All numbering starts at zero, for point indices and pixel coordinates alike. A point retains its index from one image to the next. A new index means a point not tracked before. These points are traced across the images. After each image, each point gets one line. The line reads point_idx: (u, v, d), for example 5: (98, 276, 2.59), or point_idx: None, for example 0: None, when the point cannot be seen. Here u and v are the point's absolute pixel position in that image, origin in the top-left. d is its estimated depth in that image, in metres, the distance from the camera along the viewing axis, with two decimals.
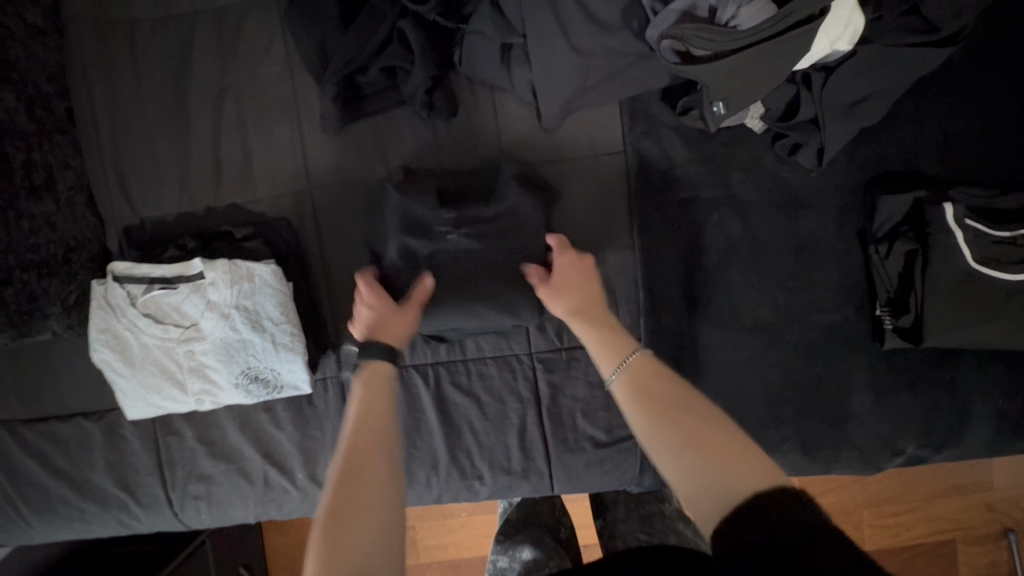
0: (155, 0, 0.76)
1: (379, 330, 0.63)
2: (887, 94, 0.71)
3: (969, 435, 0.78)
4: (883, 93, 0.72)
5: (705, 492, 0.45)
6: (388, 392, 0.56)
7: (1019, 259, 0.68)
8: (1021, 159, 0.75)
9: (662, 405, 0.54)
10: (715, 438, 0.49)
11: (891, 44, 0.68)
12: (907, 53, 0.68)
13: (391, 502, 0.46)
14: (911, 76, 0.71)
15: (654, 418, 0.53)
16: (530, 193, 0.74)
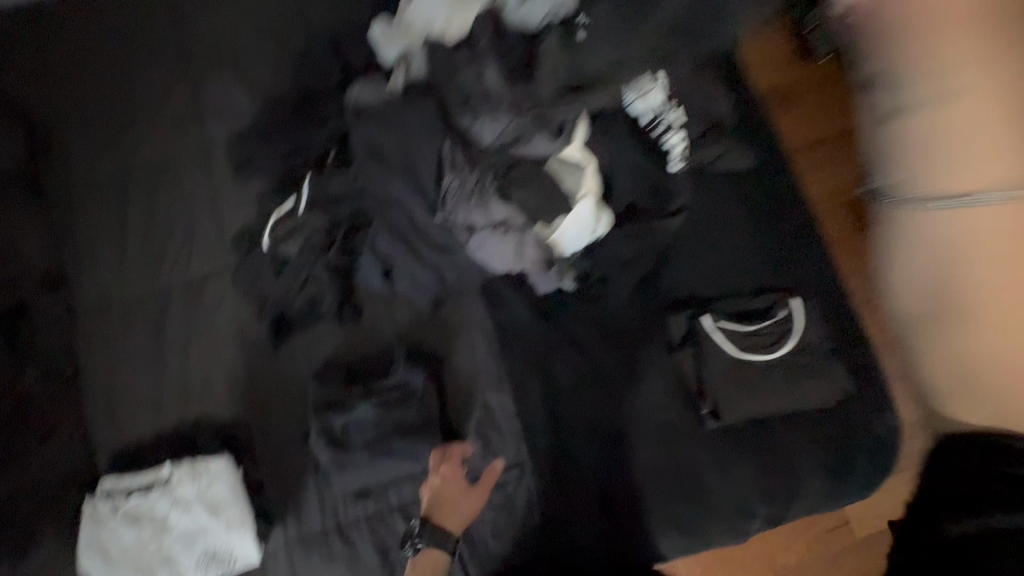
0: (143, 283, 1.09)
1: (442, 514, 0.92)
2: (649, 250, 1.03)
3: (803, 487, 0.96)
4: (647, 249, 1.03)
5: None
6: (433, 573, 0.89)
7: (764, 344, 0.96)
8: (760, 271, 1.05)
9: None
10: None
11: (637, 220, 1.02)
12: (650, 224, 1.01)
13: None
14: (661, 235, 1.02)
15: None
16: (417, 365, 1.00)
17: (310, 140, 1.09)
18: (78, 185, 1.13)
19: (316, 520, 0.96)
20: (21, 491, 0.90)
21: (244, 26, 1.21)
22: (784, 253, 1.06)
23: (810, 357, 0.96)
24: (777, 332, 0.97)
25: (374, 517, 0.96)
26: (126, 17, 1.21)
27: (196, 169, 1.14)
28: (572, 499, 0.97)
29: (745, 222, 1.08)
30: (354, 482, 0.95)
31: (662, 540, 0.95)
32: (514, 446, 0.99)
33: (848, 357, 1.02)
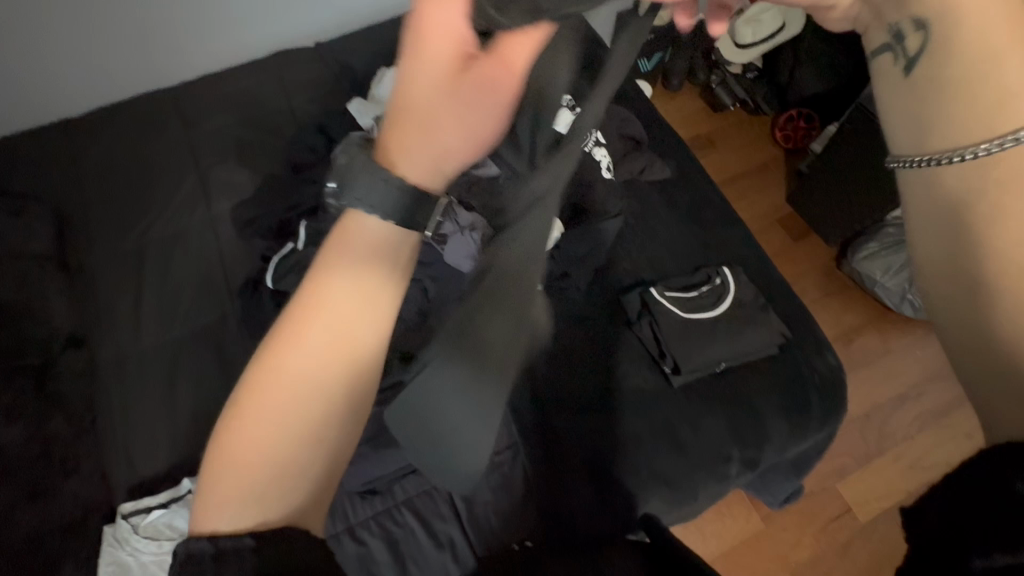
0: (156, 333, 1.20)
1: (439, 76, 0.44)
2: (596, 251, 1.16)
3: (768, 427, 1.07)
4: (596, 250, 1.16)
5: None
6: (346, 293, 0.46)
7: (703, 305, 1.16)
8: (690, 256, 1.25)
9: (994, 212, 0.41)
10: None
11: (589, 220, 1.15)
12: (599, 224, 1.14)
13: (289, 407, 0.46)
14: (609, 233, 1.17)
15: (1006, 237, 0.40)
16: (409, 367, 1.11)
17: (302, 195, 1.29)
18: (100, 261, 1.27)
19: (327, 526, 1.00)
20: (47, 526, 0.94)
21: (240, 117, 1.42)
22: (708, 238, 1.27)
23: (742, 310, 1.15)
24: (713, 294, 1.17)
25: (382, 514, 1.02)
26: (139, 119, 1.40)
27: (202, 234, 1.30)
28: (563, 469, 1.05)
29: (674, 218, 1.30)
30: (360, 479, 1.02)
31: (650, 497, 1.02)
32: (505, 430, 1.09)
33: (780, 312, 1.19)
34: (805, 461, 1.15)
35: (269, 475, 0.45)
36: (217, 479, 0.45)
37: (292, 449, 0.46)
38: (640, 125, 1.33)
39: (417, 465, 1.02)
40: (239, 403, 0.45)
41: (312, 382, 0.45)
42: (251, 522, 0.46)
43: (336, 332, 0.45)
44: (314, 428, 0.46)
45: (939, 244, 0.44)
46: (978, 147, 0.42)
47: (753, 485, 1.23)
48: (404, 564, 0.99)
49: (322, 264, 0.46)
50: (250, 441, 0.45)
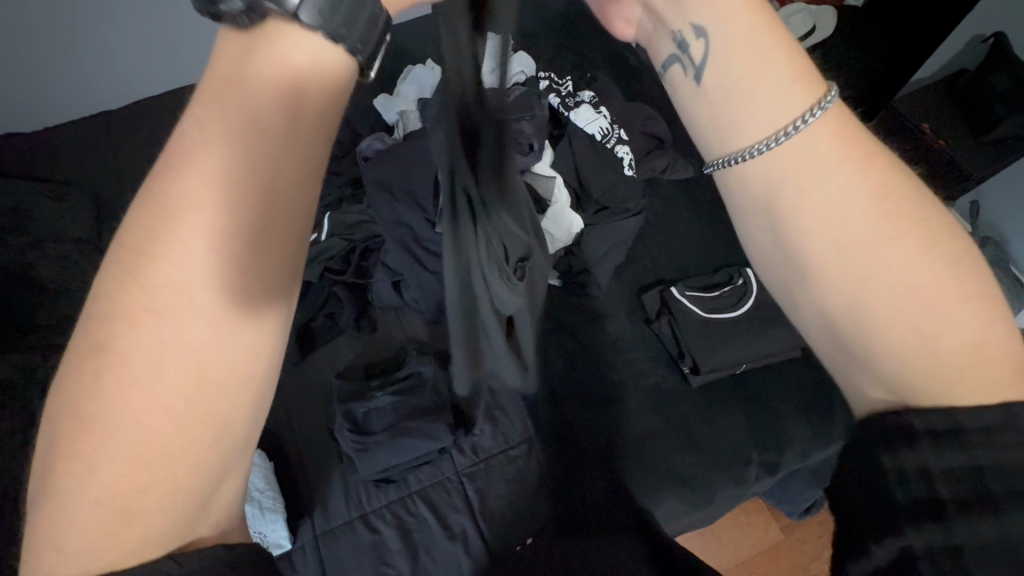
0: None
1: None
2: (619, 248, 1.16)
3: (789, 429, 1.05)
4: (618, 248, 1.16)
5: (922, 312, 0.40)
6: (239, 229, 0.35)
7: (726, 305, 1.14)
8: (712, 256, 1.24)
9: (891, 196, 0.41)
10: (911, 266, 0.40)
11: (605, 223, 1.12)
12: (620, 226, 1.12)
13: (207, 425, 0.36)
14: (631, 232, 1.15)
15: (885, 215, 0.40)
16: (427, 358, 1.12)
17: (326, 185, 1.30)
18: None
19: (342, 512, 1.01)
20: None
21: None
22: (731, 238, 1.26)
23: (765, 312, 1.13)
24: (736, 294, 1.15)
25: (396, 502, 1.03)
26: (173, 111, 1.43)
27: None
28: (578, 465, 1.05)
29: (697, 217, 1.28)
30: (377, 467, 1.02)
31: (666, 496, 1.00)
32: (521, 423, 1.10)
33: None
34: (829, 469, 1.12)
35: (181, 451, 0.35)
36: (90, 478, 0.33)
37: (212, 406, 0.35)
38: (664, 123, 1.31)
39: (434, 453, 1.04)
40: (115, 369, 0.33)
41: (236, 273, 0.35)
42: (162, 524, 0.36)
43: (247, 212, 0.35)
44: (236, 381, 0.36)
45: (772, 242, 0.44)
46: (772, 139, 0.41)
47: (772, 491, 1.20)
48: (416, 555, 0.98)
49: (205, 133, 0.34)
50: (145, 416, 0.33)
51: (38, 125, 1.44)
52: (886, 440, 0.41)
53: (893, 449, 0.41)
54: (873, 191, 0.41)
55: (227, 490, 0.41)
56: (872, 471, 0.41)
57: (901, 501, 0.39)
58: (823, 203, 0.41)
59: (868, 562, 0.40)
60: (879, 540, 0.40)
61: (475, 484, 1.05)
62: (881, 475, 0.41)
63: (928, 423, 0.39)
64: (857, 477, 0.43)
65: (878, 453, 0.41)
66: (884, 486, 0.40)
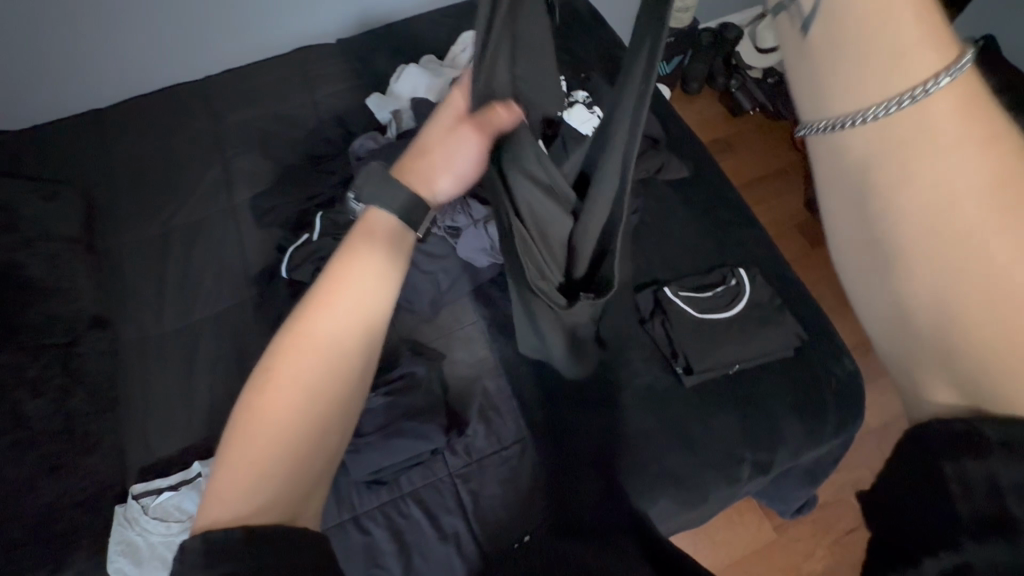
0: (177, 316, 1.21)
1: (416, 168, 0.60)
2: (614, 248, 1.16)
3: (781, 428, 1.05)
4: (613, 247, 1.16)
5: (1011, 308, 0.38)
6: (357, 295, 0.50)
7: (719, 305, 1.14)
8: (706, 255, 1.24)
9: (1003, 185, 0.39)
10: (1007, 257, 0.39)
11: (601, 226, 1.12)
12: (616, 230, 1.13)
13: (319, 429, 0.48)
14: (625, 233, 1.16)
15: (981, 202, 0.40)
16: (420, 359, 1.11)
17: (319, 184, 1.28)
18: (124, 243, 1.29)
19: (334, 513, 1.01)
20: (69, 497, 0.98)
21: (262, 109, 1.42)
22: (725, 237, 1.26)
23: (758, 311, 1.13)
24: (729, 294, 1.15)
25: (389, 503, 1.02)
26: (165, 108, 1.41)
27: (225, 223, 1.29)
28: (571, 465, 1.05)
29: (690, 217, 1.29)
30: (368, 468, 1.01)
31: (660, 496, 1.00)
32: (515, 423, 1.10)
33: (798, 315, 1.17)
34: (821, 468, 1.12)
35: (309, 443, 0.47)
36: (245, 455, 0.45)
37: (332, 415, 0.48)
38: (659, 123, 1.32)
39: (428, 454, 1.03)
40: (274, 381, 0.47)
41: (355, 323, 0.50)
42: (282, 502, 0.47)
43: (366, 285, 0.51)
44: (344, 402, 0.49)
45: (857, 220, 0.45)
46: (886, 104, 0.42)
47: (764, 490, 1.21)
48: (409, 556, 0.98)
49: (351, 248, 0.52)
50: (289, 416, 0.46)
51: (26, 122, 1.40)
52: (953, 448, 0.40)
53: (960, 459, 0.39)
54: (972, 182, 0.40)
55: (321, 487, 0.51)
56: (935, 481, 0.41)
57: (966, 517, 0.38)
58: (919, 184, 0.42)
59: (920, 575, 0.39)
60: (932, 553, 0.40)
61: (468, 485, 1.04)
62: (946, 488, 0.40)
63: (998, 434, 0.38)
64: (917, 489, 0.42)
65: (943, 464, 0.40)
66: (943, 494, 0.40)
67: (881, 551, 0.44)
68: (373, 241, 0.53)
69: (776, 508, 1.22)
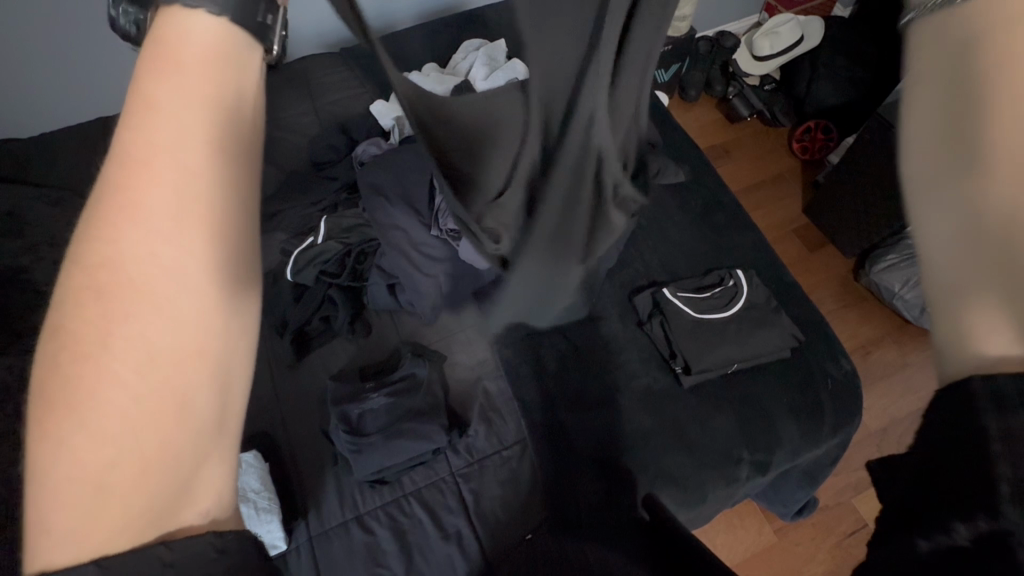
0: None
1: None
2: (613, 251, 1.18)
3: (780, 428, 1.06)
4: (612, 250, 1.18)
5: None
6: (174, 164, 0.34)
7: (715, 306, 1.16)
8: (703, 259, 1.26)
9: None
10: None
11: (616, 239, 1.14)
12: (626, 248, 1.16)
13: (152, 380, 0.33)
14: (624, 237, 1.17)
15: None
16: (422, 361, 1.13)
17: (322, 190, 1.30)
18: None
19: (336, 513, 1.02)
20: None
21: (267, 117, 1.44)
22: (721, 241, 1.28)
23: (755, 313, 1.15)
24: (726, 296, 1.17)
25: (390, 503, 1.03)
26: None
27: None
28: (571, 464, 1.06)
29: (687, 221, 1.31)
30: (371, 467, 1.02)
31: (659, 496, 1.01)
32: (515, 424, 1.11)
33: (795, 317, 1.19)
34: (819, 469, 1.13)
35: (146, 412, 0.32)
36: (60, 465, 0.31)
37: (172, 376, 0.33)
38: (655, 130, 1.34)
39: (430, 453, 1.05)
40: (76, 351, 0.32)
41: (182, 236, 0.34)
42: (134, 508, 0.33)
43: (193, 176, 0.34)
44: (187, 353, 0.34)
45: (935, 116, 0.37)
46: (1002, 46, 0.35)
47: (764, 492, 1.21)
48: (410, 555, 0.99)
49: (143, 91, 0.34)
50: (105, 393, 0.32)
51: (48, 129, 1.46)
52: (993, 403, 0.34)
53: (1001, 412, 0.33)
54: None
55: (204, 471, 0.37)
56: (973, 438, 0.34)
57: (1004, 481, 0.32)
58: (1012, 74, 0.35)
59: (943, 540, 0.34)
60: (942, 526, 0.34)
61: (470, 485, 1.05)
62: (982, 449, 0.34)
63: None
64: (947, 455, 0.36)
65: (976, 417, 0.34)
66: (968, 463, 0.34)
67: (886, 522, 0.39)
68: (168, 69, 0.35)
69: (776, 509, 1.22)
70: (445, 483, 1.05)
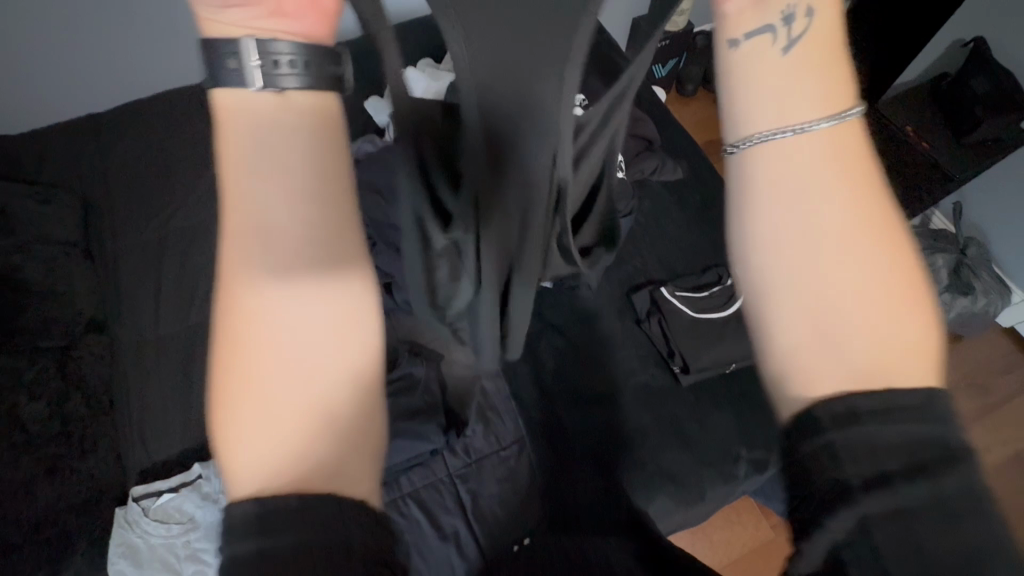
0: (174, 318, 1.20)
1: None
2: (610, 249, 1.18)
3: (778, 426, 1.06)
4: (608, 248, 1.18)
5: (894, 344, 0.36)
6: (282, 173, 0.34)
7: (714, 305, 1.15)
8: (701, 257, 1.25)
9: (873, 225, 0.38)
10: (886, 295, 0.37)
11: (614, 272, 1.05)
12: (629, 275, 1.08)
13: (296, 377, 0.33)
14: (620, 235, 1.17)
15: (863, 240, 0.37)
16: (419, 361, 1.12)
17: None
18: (120, 245, 1.28)
19: None
20: (63, 502, 0.99)
21: None
22: (720, 239, 1.27)
23: None
24: (725, 295, 1.16)
25: (387, 503, 1.02)
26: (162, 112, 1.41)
27: None
28: (568, 461, 1.07)
29: (685, 219, 1.30)
30: None
31: (659, 496, 1.01)
32: (513, 424, 1.10)
33: None
34: None
35: (287, 410, 0.33)
36: (237, 463, 0.33)
37: (314, 365, 0.34)
38: (654, 125, 1.33)
39: (429, 454, 1.04)
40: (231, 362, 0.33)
41: (276, 219, 0.34)
42: (304, 468, 0.33)
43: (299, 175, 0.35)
44: (330, 338, 0.35)
45: (762, 231, 0.39)
46: (788, 129, 0.38)
47: (763, 489, 1.21)
48: (408, 555, 0.99)
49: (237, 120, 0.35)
50: (246, 377, 0.33)
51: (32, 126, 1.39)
52: (833, 422, 0.36)
53: (842, 427, 0.35)
54: (848, 204, 0.38)
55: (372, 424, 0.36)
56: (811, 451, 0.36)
57: (835, 484, 0.35)
58: (807, 202, 0.38)
59: (823, 539, 0.35)
60: (828, 515, 0.35)
61: (467, 484, 1.05)
62: (820, 462, 0.36)
63: (868, 404, 0.36)
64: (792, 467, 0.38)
65: (809, 440, 0.36)
66: (820, 463, 0.36)
67: (787, 524, 0.38)
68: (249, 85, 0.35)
69: (773, 504, 1.23)
70: (443, 483, 1.05)
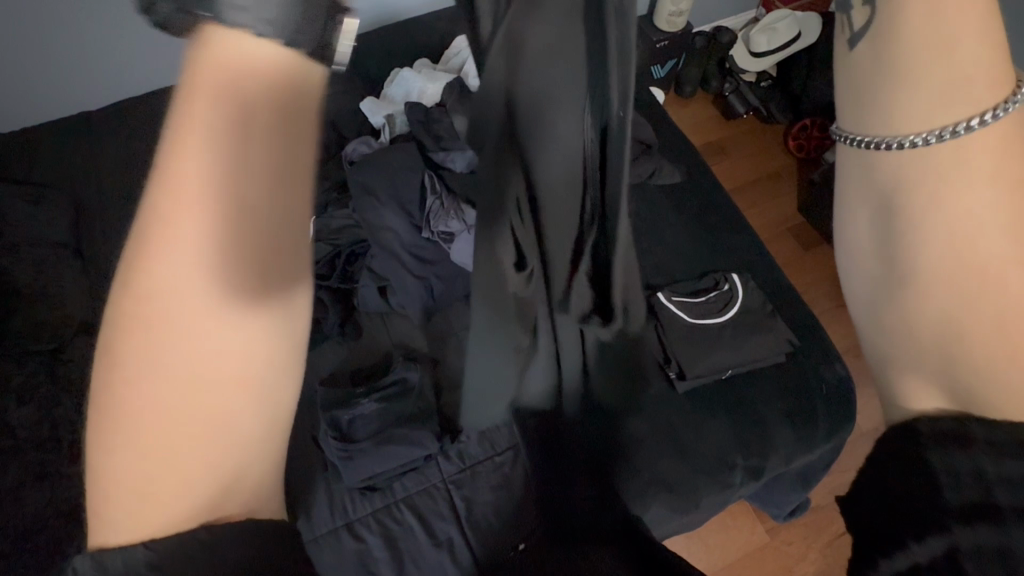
0: None
1: None
2: None
3: (773, 433, 1.05)
4: None
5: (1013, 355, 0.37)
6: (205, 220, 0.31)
7: (711, 310, 1.16)
8: (698, 262, 1.25)
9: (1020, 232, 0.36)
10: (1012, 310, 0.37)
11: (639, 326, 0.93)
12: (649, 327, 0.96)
13: (185, 447, 0.33)
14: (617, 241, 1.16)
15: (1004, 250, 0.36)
16: (414, 366, 1.11)
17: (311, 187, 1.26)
18: (109, 246, 1.26)
19: (326, 520, 1.00)
20: (52, 507, 0.98)
21: None
22: (717, 243, 1.27)
23: (750, 318, 1.14)
24: (721, 300, 1.16)
25: (381, 509, 1.02)
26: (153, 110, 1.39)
27: None
28: (565, 468, 0.98)
29: (682, 223, 1.29)
30: (360, 475, 1.01)
31: (653, 503, 1.01)
32: (508, 430, 1.09)
33: (790, 321, 1.18)
34: (813, 472, 1.13)
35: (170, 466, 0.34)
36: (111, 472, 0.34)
37: (197, 439, 0.34)
38: (651, 129, 1.33)
39: (420, 460, 1.03)
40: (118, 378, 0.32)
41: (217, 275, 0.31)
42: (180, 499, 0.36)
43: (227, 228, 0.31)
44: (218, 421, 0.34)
45: (880, 239, 0.38)
46: (934, 133, 0.34)
47: (757, 494, 1.20)
48: (402, 561, 0.98)
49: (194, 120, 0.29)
50: (135, 431, 0.32)
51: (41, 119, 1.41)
52: (936, 442, 0.40)
53: (944, 450, 0.40)
54: (996, 205, 0.35)
55: (262, 468, 0.39)
56: (915, 465, 0.41)
57: (954, 499, 0.39)
58: (954, 210, 0.35)
59: (907, 555, 0.40)
60: (919, 536, 0.40)
61: (462, 491, 1.04)
62: (926, 469, 0.40)
63: (988, 435, 0.38)
64: (886, 466, 0.43)
65: (920, 453, 0.41)
66: (928, 477, 0.40)
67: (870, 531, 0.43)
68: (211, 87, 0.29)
69: (767, 509, 1.22)
70: (438, 489, 1.04)
